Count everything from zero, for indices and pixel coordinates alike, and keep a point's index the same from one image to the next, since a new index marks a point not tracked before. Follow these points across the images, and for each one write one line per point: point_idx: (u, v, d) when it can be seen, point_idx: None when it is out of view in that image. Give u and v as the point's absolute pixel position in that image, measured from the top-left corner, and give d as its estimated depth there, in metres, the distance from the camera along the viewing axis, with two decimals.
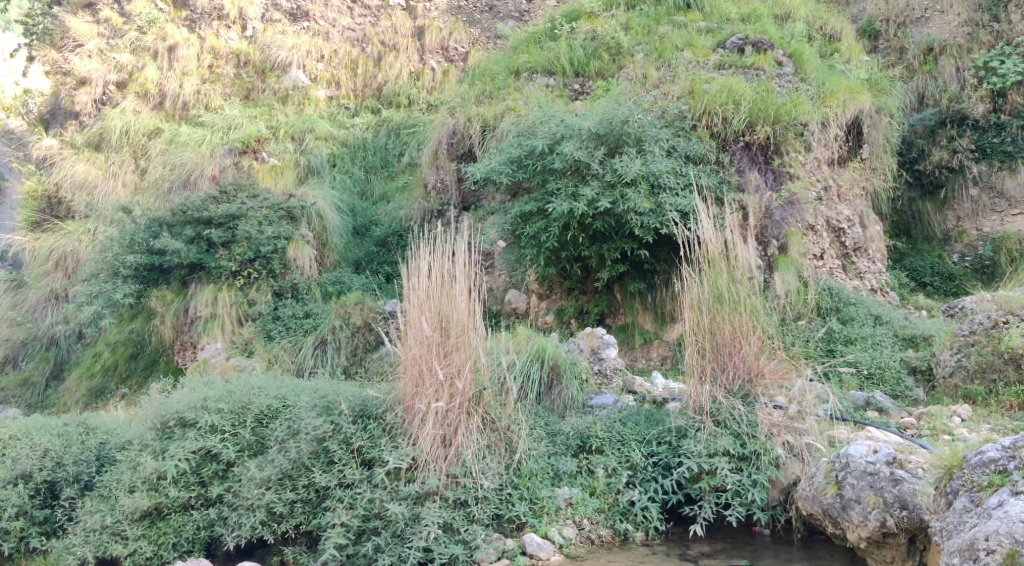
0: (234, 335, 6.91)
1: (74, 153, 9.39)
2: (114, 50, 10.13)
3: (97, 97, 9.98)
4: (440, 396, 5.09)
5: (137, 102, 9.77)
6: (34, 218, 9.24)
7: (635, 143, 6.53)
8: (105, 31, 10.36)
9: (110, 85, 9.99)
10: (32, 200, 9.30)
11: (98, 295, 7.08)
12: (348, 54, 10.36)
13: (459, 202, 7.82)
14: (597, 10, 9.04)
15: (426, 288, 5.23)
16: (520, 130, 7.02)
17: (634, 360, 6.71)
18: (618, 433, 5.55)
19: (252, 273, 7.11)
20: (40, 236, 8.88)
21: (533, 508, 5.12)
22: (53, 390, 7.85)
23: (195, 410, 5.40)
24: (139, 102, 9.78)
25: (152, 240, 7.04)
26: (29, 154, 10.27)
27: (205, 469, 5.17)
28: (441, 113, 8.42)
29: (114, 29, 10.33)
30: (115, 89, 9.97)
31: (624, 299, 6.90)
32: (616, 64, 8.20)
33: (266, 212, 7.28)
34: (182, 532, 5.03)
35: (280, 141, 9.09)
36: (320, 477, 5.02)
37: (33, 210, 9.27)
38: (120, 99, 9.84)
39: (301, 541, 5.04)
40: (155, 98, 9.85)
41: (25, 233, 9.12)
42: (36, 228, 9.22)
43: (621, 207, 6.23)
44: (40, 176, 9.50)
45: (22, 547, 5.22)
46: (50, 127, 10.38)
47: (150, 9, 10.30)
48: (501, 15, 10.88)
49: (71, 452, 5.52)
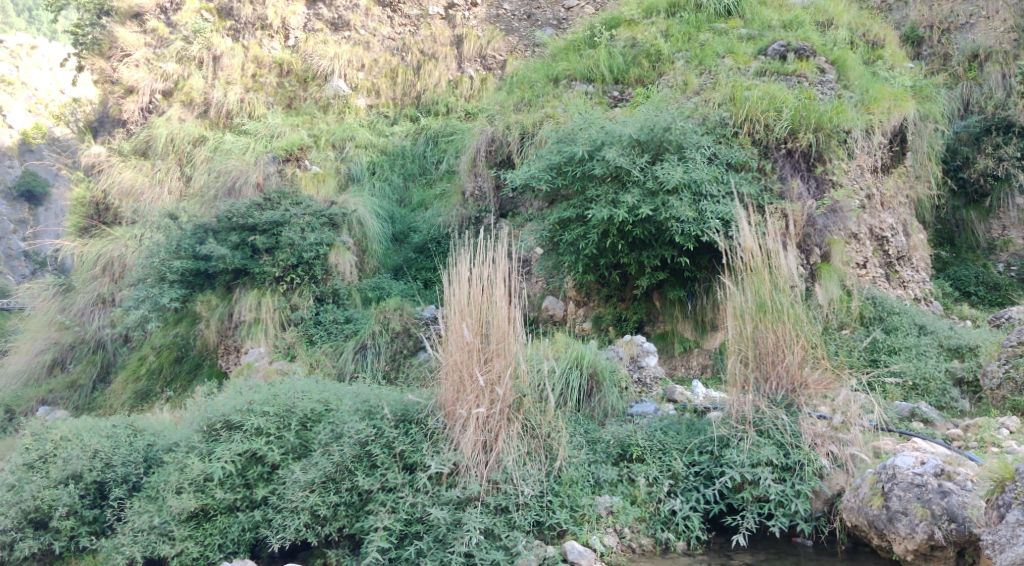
0: (277, 340, 6.97)
1: (121, 161, 9.46)
2: (160, 59, 10.24)
3: (143, 106, 10.01)
4: (481, 402, 5.14)
5: (182, 110, 9.83)
6: (82, 224, 9.28)
7: (676, 151, 6.53)
8: (152, 41, 10.48)
9: (156, 94, 10.03)
10: (80, 206, 9.36)
11: (145, 299, 7.08)
12: (388, 63, 10.47)
13: (497, 209, 7.80)
14: (637, 17, 9.09)
15: (467, 295, 5.31)
16: (560, 137, 7.02)
17: (673, 369, 6.65)
18: (659, 442, 5.51)
19: (295, 279, 7.18)
20: (87, 241, 8.94)
21: (574, 516, 5.07)
22: (100, 393, 7.97)
23: (241, 413, 5.54)
24: (184, 110, 9.84)
25: (198, 246, 7.11)
26: (77, 161, 10.39)
27: (251, 471, 5.28)
28: (480, 120, 8.43)
29: (160, 38, 10.44)
30: (161, 98, 10.04)
31: (664, 307, 6.83)
32: (656, 71, 8.20)
33: (308, 219, 7.39)
34: (228, 533, 5.12)
35: (322, 149, 9.17)
36: (362, 480, 5.05)
37: (81, 216, 9.31)
38: (166, 107, 9.91)
39: (344, 544, 5.05)
40: (200, 107, 9.91)
41: (72, 238, 9.20)
42: (83, 234, 9.26)
43: (662, 215, 6.21)
44: (88, 182, 9.54)
45: (72, 546, 5.37)
46: (98, 135, 10.49)
47: (196, 19, 10.44)
48: (539, 23, 10.93)
49: (120, 453, 5.70)
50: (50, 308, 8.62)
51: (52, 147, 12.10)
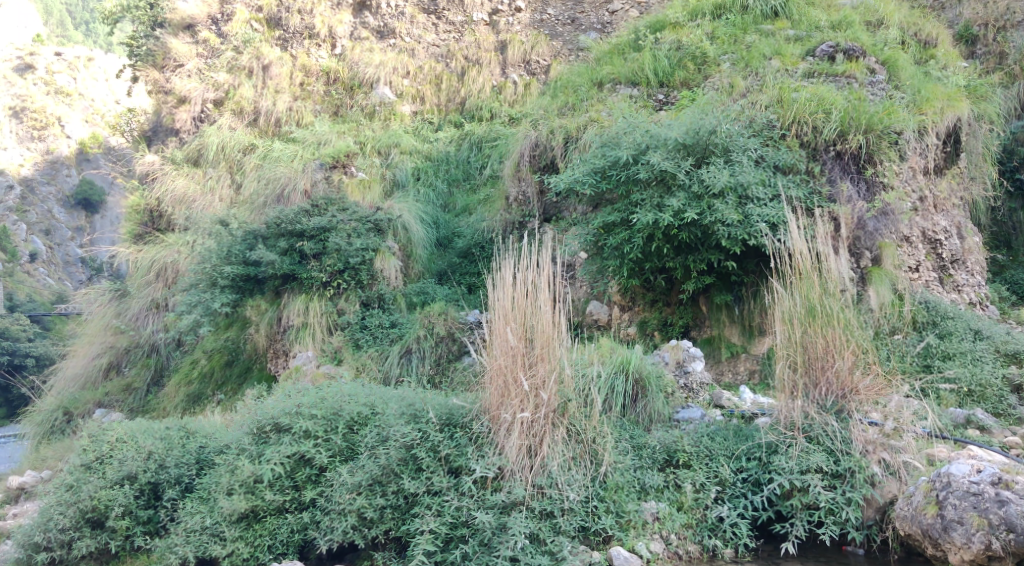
0: (324, 344, 7.06)
1: (174, 169, 9.62)
2: (212, 70, 10.49)
3: (196, 115, 10.17)
4: (525, 407, 5.16)
5: (233, 119, 10.01)
6: (137, 231, 9.49)
7: (722, 154, 6.48)
8: (204, 51, 10.74)
9: (207, 103, 10.20)
10: (135, 214, 9.58)
11: (197, 304, 7.20)
12: (432, 69, 10.59)
13: (541, 214, 7.79)
14: (682, 19, 9.03)
15: (511, 299, 5.34)
16: (604, 141, 6.99)
17: (720, 374, 6.55)
18: (706, 448, 5.44)
19: (342, 284, 7.27)
20: (142, 248, 9.15)
21: (620, 522, 5.04)
22: (154, 396, 8.19)
23: (290, 416, 5.63)
24: (235, 119, 10.03)
25: (248, 251, 7.25)
26: (132, 170, 10.62)
27: (299, 473, 5.37)
28: (524, 125, 8.44)
29: (211, 49, 10.70)
30: (213, 107, 10.22)
31: (710, 311, 6.74)
32: (701, 73, 8.14)
33: (355, 225, 7.47)
34: (278, 534, 5.21)
35: (368, 156, 9.26)
36: (408, 484, 5.10)
37: (136, 223, 9.53)
38: (217, 116, 10.07)
39: (390, 547, 5.10)
40: (250, 115, 10.11)
41: (127, 245, 9.43)
42: (138, 241, 9.48)
43: (707, 219, 6.15)
44: (143, 191, 9.73)
45: (128, 546, 5.52)
46: (152, 144, 10.75)
47: (246, 30, 10.72)
48: (583, 27, 10.89)
49: (173, 455, 5.84)
50: (107, 313, 8.85)
51: (108, 156, 12.42)
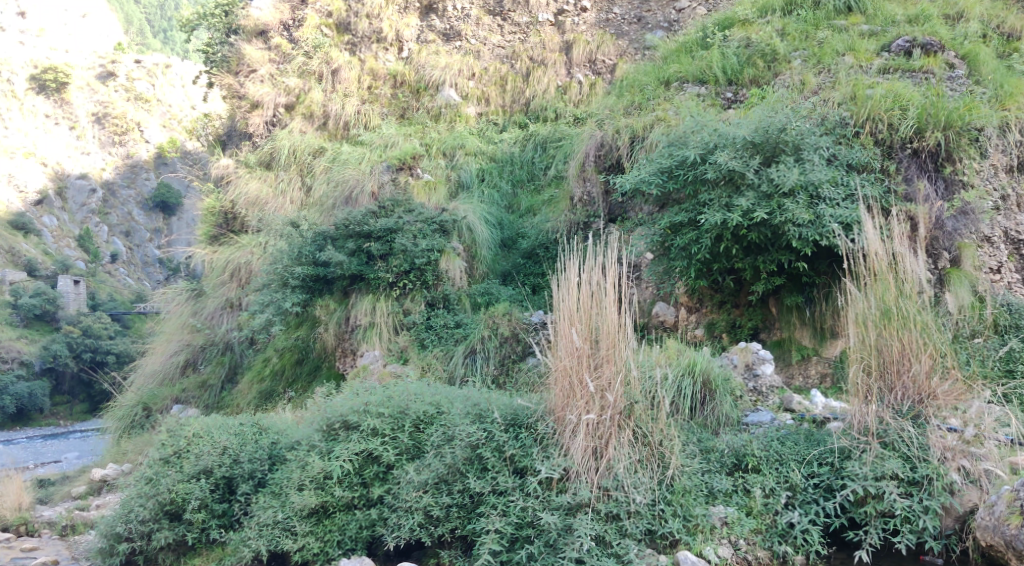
0: (391, 343, 7.15)
1: (247, 171, 9.83)
2: (283, 75, 10.72)
3: (268, 119, 10.44)
4: (591, 408, 5.14)
5: (304, 123, 10.23)
6: (212, 233, 9.75)
7: (793, 152, 6.32)
8: (276, 57, 11.02)
9: (280, 108, 10.46)
10: (210, 216, 9.79)
11: (269, 303, 7.40)
12: (497, 71, 10.63)
13: (606, 214, 7.74)
14: (752, 17, 8.90)
15: (576, 300, 5.35)
16: (670, 141, 6.93)
17: (790, 378, 6.42)
18: (776, 453, 5.31)
19: (408, 284, 7.36)
20: (217, 248, 9.38)
21: (687, 526, 4.94)
22: (228, 393, 8.41)
23: (358, 413, 5.75)
24: (305, 123, 10.24)
25: (317, 252, 7.39)
26: (208, 173, 10.88)
27: (367, 470, 5.47)
28: (589, 125, 8.43)
29: (283, 54, 10.98)
30: (284, 112, 10.46)
31: (781, 313, 6.60)
32: (772, 71, 7.98)
33: (420, 226, 7.54)
34: (347, 530, 5.31)
35: (433, 158, 9.33)
36: (474, 483, 5.14)
37: (211, 225, 9.78)
38: (289, 121, 10.31)
39: (456, 545, 5.14)
40: (320, 119, 10.31)
41: (203, 246, 9.70)
42: (213, 242, 9.74)
43: (777, 219, 6.04)
44: (218, 194, 9.95)
45: (204, 538, 5.69)
46: (227, 148, 11.00)
47: (316, 35, 10.94)
48: (649, 26, 10.78)
49: (246, 450, 5.97)
50: (184, 312, 9.13)
51: (183, 160, 12.79)
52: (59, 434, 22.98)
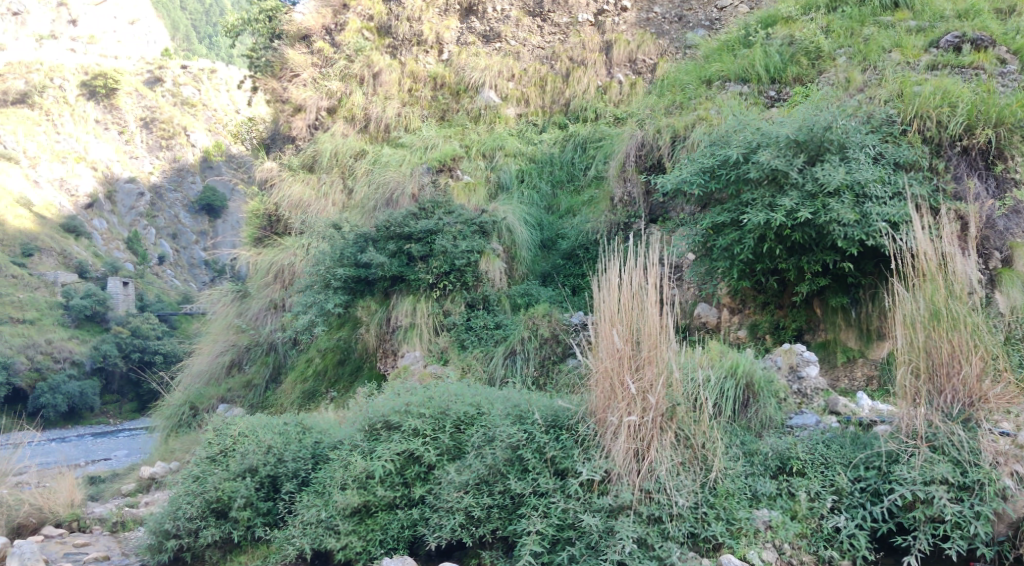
0: (431, 344, 7.19)
1: (291, 174, 9.94)
2: (325, 79, 10.81)
3: (310, 122, 10.56)
4: (633, 410, 5.10)
5: (345, 126, 10.36)
6: (257, 235, 9.91)
7: (838, 150, 6.24)
8: (318, 61, 11.18)
9: (322, 111, 10.55)
10: (254, 218, 9.96)
11: (312, 304, 7.50)
12: (537, 72, 10.64)
13: (648, 214, 7.68)
14: (795, 14, 8.79)
15: (618, 301, 5.33)
16: (712, 140, 6.88)
17: (835, 380, 6.32)
18: (822, 456, 5.24)
19: (447, 285, 7.40)
20: (261, 250, 9.47)
21: (730, 529, 4.88)
22: (272, 392, 8.53)
23: (399, 414, 5.79)
24: (347, 126, 10.37)
25: (359, 254, 7.47)
26: (252, 176, 11.08)
27: (409, 470, 5.51)
28: (629, 125, 8.40)
29: (325, 58, 11.13)
30: (326, 115, 10.57)
31: (826, 314, 6.49)
32: (816, 68, 7.89)
33: (460, 228, 7.58)
34: (388, 529, 5.35)
35: (473, 159, 9.36)
36: (515, 484, 5.14)
37: (255, 227, 9.94)
38: (330, 124, 10.43)
39: (497, 546, 5.15)
40: (361, 122, 10.43)
41: (248, 248, 9.85)
42: (257, 244, 9.88)
43: (822, 218, 5.95)
44: (262, 196, 10.13)
45: (249, 536, 5.76)
46: (270, 151, 11.18)
47: (358, 39, 11.07)
48: (691, 25, 10.64)
49: (290, 450, 6.08)
50: (229, 312, 9.30)
51: (227, 163, 13.03)
52: (105, 433, 23.49)
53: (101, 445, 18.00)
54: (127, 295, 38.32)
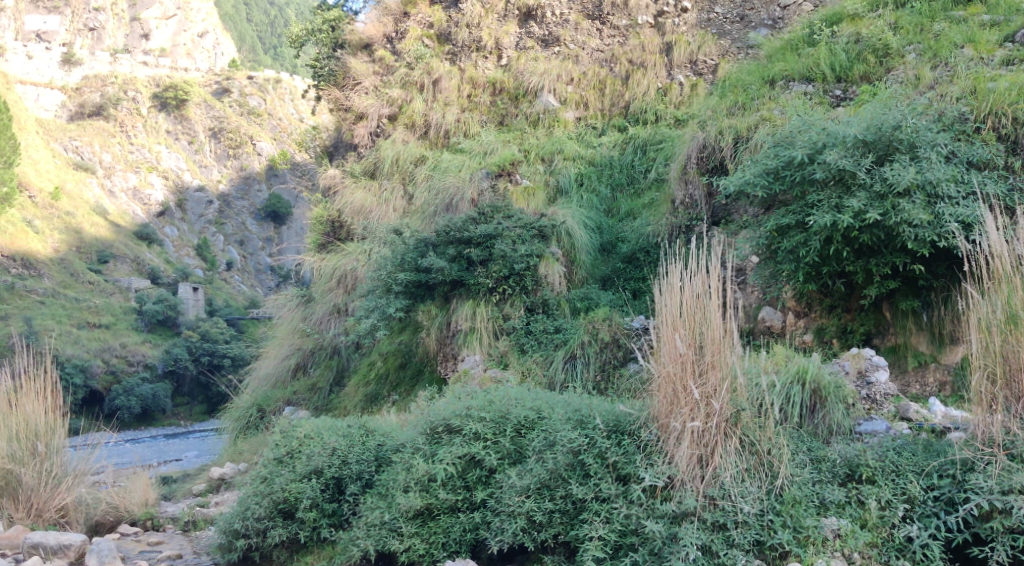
0: (491, 348, 7.22)
1: (353, 182, 10.17)
2: (387, 86, 11.07)
3: (372, 130, 10.73)
4: (696, 415, 5.02)
5: (406, 132, 10.48)
6: (321, 241, 10.12)
7: (909, 150, 6.06)
8: (380, 69, 11.41)
9: (383, 118, 10.75)
10: (319, 225, 10.18)
11: (374, 309, 7.69)
12: (596, 75, 10.60)
13: (710, 217, 7.60)
14: (862, 11, 8.59)
15: (681, 305, 5.27)
16: (776, 141, 6.76)
17: (906, 386, 6.17)
18: (893, 463, 5.09)
19: (507, 290, 7.42)
20: (325, 255, 9.69)
21: (797, 537, 4.76)
22: (336, 395, 8.67)
23: (460, 417, 5.82)
24: (407, 133, 10.49)
25: (419, 259, 7.58)
26: (316, 184, 11.38)
27: (470, 474, 5.55)
28: (691, 127, 8.32)
29: (387, 67, 11.37)
30: (388, 122, 10.75)
31: (895, 318, 6.33)
32: (884, 66, 7.74)
33: (520, 232, 7.61)
34: (451, 532, 5.40)
35: (532, 163, 9.42)
36: (577, 489, 5.12)
37: (319, 233, 10.15)
38: (391, 131, 10.58)
39: (560, 551, 5.16)
40: (421, 128, 10.56)
41: (313, 254, 10.12)
42: (322, 250, 10.08)
43: (891, 219, 5.81)
44: (326, 203, 10.38)
45: (315, 536, 5.87)
46: (333, 158, 11.44)
47: (418, 47, 11.24)
48: (753, 24, 10.44)
49: (354, 452, 6.18)
50: (294, 317, 9.51)
51: (292, 171, 13.39)
52: (177, 434, 24.35)
53: (178, 446, 18.66)
54: (195, 301, 43.28)
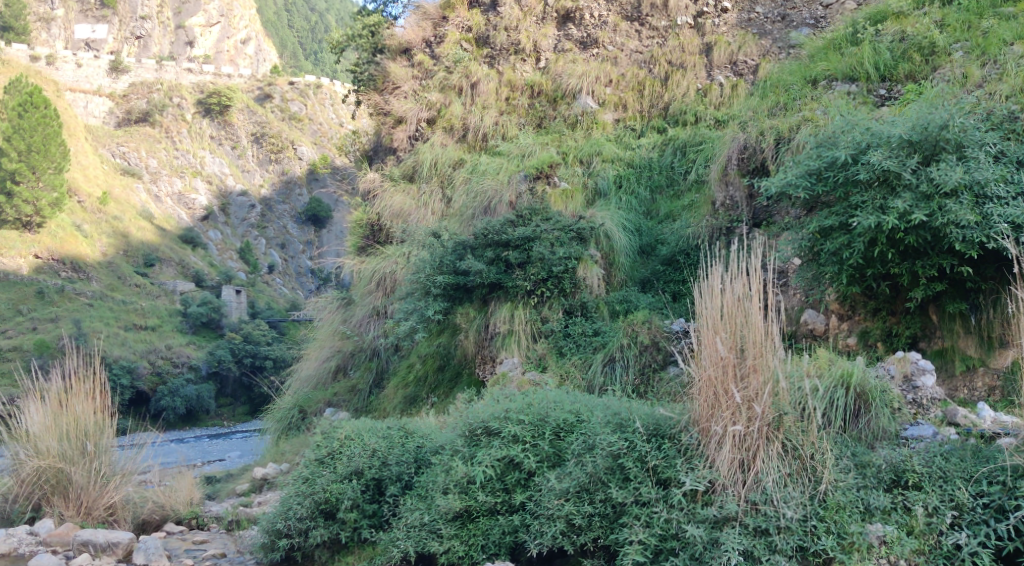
0: (530, 350, 7.24)
1: (393, 185, 10.26)
2: (426, 90, 11.18)
3: (411, 134, 10.89)
4: (737, 419, 4.96)
5: (444, 136, 10.57)
6: (361, 244, 10.29)
7: (955, 150, 5.96)
8: (419, 73, 11.53)
9: (422, 122, 10.88)
10: (359, 228, 10.33)
11: (413, 312, 7.80)
12: (636, 76, 10.60)
13: (751, 218, 7.53)
14: (907, 9, 8.42)
15: (722, 308, 5.23)
16: (819, 141, 6.67)
17: (953, 390, 6.06)
18: (940, 469, 4.93)
19: (545, 292, 7.44)
20: (364, 258, 9.81)
21: (841, 544, 4.69)
22: (375, 397, 8.74)
23: (499, 420, 5.83)
24: (446, 136, 10.58)
25: (457, 261, 7.68)
26: (355, 187, 11.52)
27: (509, 477, 5.56)
28: (731, 129, 8.26)
29: (426, 71, 11.48)
30: (426, 126, 10.86)
31: (942, 321, 6.21)
32: (930, 65, 7.63)
33: (558, 234, 7.62)
34: (490, 535, 5.41)
35: (570, 165, 9.43)
36: (616, 493, 5.08)
37: (359, 236, 10.33)
38: (430, 134, 10.69)
39: (600, 554, 5.14)
40: (459, 131, 10.63)
41: (353, 257, 10.26)
42: (362, 253, 10.30)
43: (938, 220, 5.70)
44: (365, 207, 10.52)
45: (356, 537, 5.93)
46: (373, 162, 11.59)
47: (457, 50, 11.32)
48: (794, 23, 10.30)
49: (394, 453, 6.22)
50: (335, 319, 9.67)
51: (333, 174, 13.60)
52: (223, 434, 24.89)
53: (224, 446, 19.04)
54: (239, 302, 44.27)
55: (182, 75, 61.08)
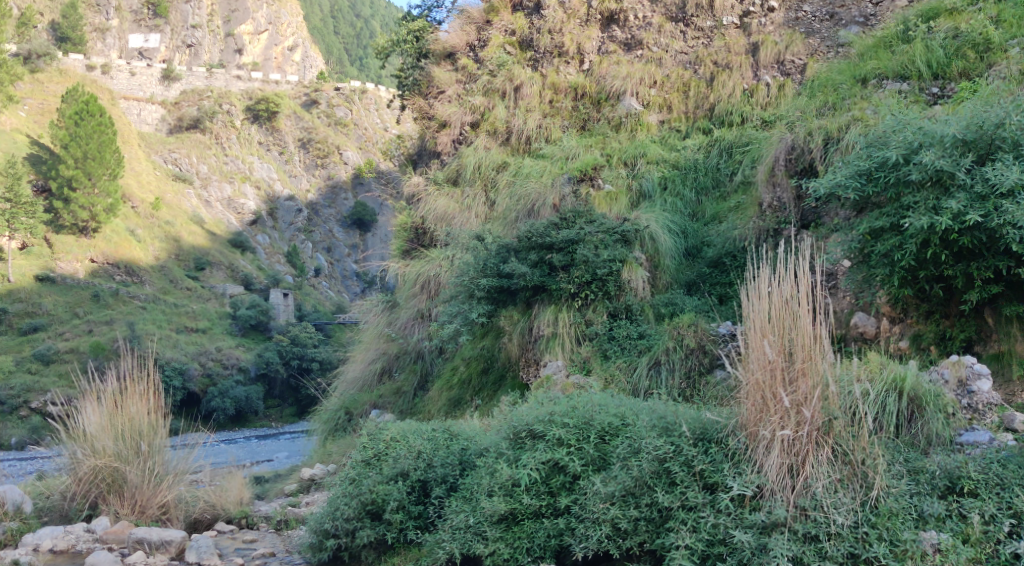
0: (574, 354, 7.23)
1: (436, 189, 10.33)
2: (469, 94, 11.23)
3: (455, 137, 10.99)
4: (786, 424, 4.89)
5: (488, 139, 10.62)
6: (405, 247, 10.46)
7: (1012, 148, 5.82)
8: (463, 77, 11.56)
9: (466, 126, 10.95)
10: (403, 231, 10.46)
11: (457, 314, 7.85)
12: (680, 77, 10.53)
13: (799, 220, 7.42)
14: (960, 5, 8.25)
15: (771, 311, 5.17)
16: (870, 142, 6.60)
17: (1012, 394, 5.84)
18: (997, 476, 4.82)
19: (590, 294, 7.45)
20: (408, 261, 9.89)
21: (894, 551, 4.58)
22: (419, 399, 8.82)
23: (544, 423, 5.85)
24: (489, 139, 10.63)
25: (501, 264, 7.72)
26: (401, 192, 11.69)
27: (554, 480, 5.55)
28: (778, 129, 8.19)
29: (469, 74, 11.51)
30: (470, 129, 10.94)
31: (998, 324, 6.07)
32: (985, 62, 7.46)
33: (603, 236, 7.57)
34: (535, 538, 5.39)
35: (614, 167, 9.54)
36: (663, 497, 5.04)
37: (404, 240, 10.47)
38: (474, 138, 10.76)
39: (645, 559, 5.08)
40: (503, 134, 10.68)
41: (398, 260, 10.38)
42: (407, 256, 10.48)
43: (994, 221, 5.57)
44: (409, 210, 10.63)
45: (401, 538, 5.97)
46: (417, 166, 11.76)
47: (500, 53, 11.32)
48: (843, 22, 10.13)
49: (439, 455, 6.28)
50: (380, 321, 9.80)
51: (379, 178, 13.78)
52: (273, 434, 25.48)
53: (275, 446, 19.49)
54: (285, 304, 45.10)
55: (231, 82, 62.49)
